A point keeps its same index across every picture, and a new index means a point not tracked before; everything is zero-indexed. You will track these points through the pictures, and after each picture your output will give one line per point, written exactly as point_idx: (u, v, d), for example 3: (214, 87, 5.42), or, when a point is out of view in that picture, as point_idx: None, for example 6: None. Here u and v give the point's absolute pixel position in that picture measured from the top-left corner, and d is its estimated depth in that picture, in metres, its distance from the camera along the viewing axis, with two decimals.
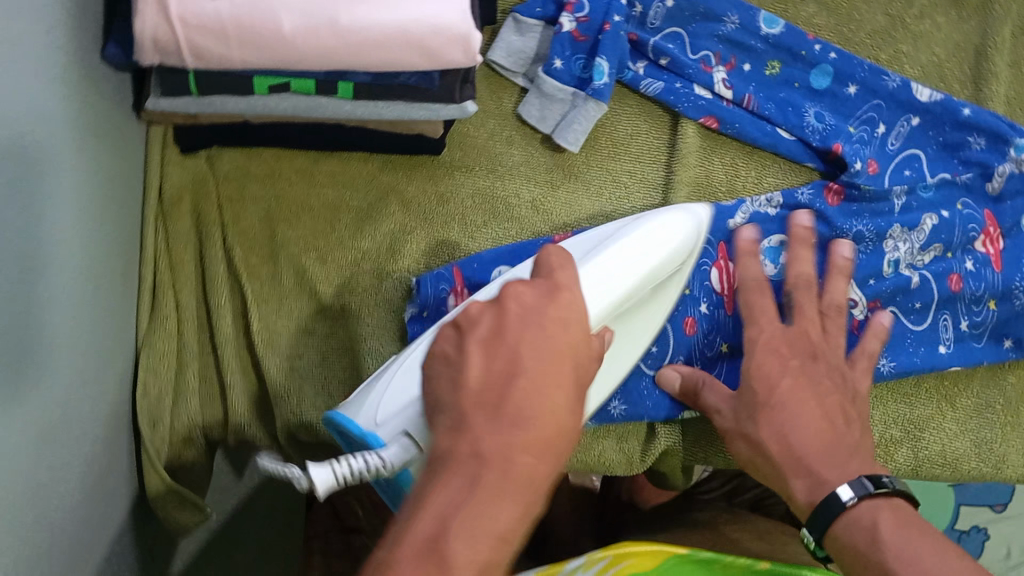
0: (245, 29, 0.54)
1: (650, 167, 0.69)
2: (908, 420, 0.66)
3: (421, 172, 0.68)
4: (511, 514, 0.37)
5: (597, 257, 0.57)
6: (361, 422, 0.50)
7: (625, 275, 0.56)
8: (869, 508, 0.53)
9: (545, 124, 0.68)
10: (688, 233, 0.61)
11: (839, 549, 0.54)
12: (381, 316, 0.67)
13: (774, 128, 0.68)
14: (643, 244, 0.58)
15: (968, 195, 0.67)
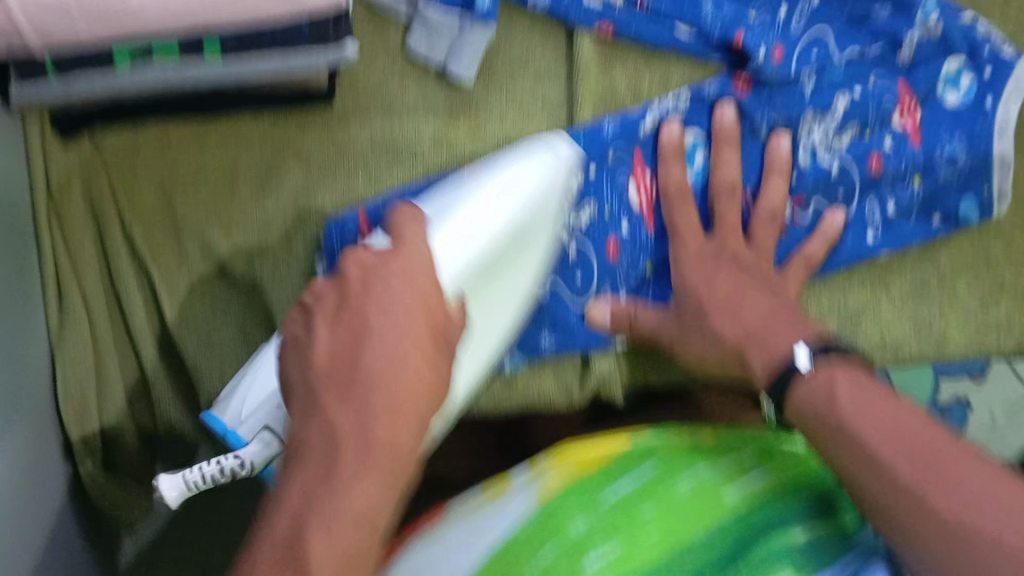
0: (88, 1, 0.52)
1: (549, 85, 0.66)
2: (836, 316, 0.66)
3: (314, 125, 0.65)
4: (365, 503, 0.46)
5: (454, 212, 0.59)
6: (226, 420, 0.59)
7: (480, 232, 0.59)
8: (822, 376, 0.56)
9: (436, 53, 0.65)
10: (558, 175, 0.61)
11: (798, 416, 0.57)
12: (293, 282, 0.66)
13: (671, 24, 0.65)
14: (510, 196, 0.60)
15: (881, 67, 0.64)
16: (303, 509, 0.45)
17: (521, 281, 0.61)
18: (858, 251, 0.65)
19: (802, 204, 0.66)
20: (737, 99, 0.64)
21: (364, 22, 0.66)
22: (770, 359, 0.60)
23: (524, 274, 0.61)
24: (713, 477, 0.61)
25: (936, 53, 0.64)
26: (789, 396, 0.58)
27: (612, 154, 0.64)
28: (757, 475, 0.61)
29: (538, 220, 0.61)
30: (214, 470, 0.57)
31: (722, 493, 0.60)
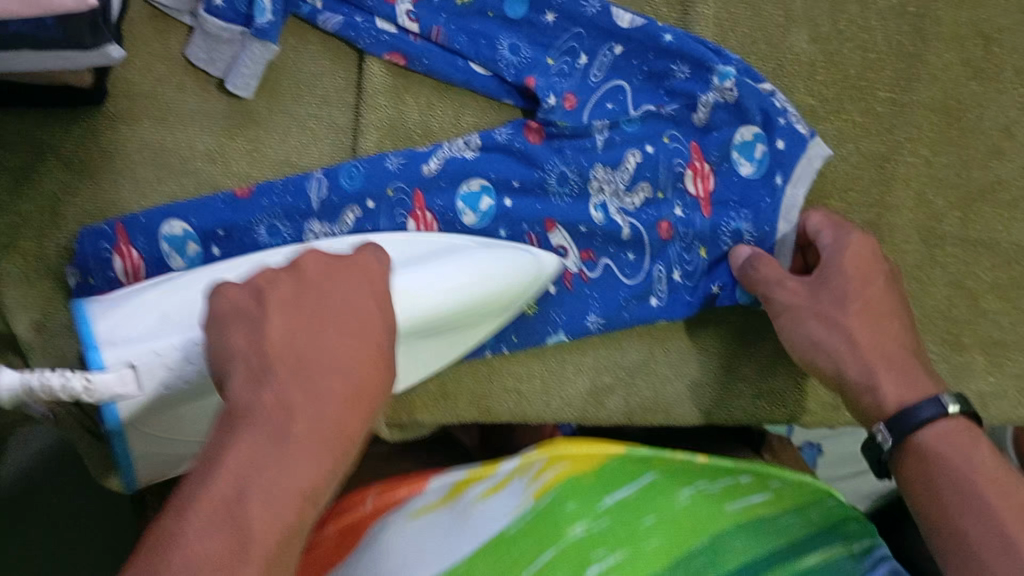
0: None
1: (338, 110, 0.64)
2: (574, 397, 0.66)
3: (79, 127, 0.62)
4: (306, 479, 0.38)
5: (436, 265, 0.56)
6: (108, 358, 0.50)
7: (436, 296, 0.55)
8: (964, 432, 0.52)
9: (215, 67, 0.62)
10: (507, 284, 0.58)
11: (917, 458, 0.53)
12: (44, 286, 0.62)
13: (467, 63, 0.63)
14: (445, 271, 0.56)
15: (674, 127, 0.64)
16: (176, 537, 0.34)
17: (426, 358, 0.60)
18: (636, 313, 0.65)
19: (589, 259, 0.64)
20: (526, 147, 0.63)
21: (144, 26, 0.62)
22: (902, 391, 0.55)
23: (423, 351, 0.59)
24: (713, 491, 0.61)
25: (728, 118, 0.64)
26: (907, 433, 0.53)
27: (391, 189, 0.62)
28: (753, 492, 0.63)
29: (491, 308, 0.59)
30: (70, 383, 0.47)
31: (721, 506, 0.59)
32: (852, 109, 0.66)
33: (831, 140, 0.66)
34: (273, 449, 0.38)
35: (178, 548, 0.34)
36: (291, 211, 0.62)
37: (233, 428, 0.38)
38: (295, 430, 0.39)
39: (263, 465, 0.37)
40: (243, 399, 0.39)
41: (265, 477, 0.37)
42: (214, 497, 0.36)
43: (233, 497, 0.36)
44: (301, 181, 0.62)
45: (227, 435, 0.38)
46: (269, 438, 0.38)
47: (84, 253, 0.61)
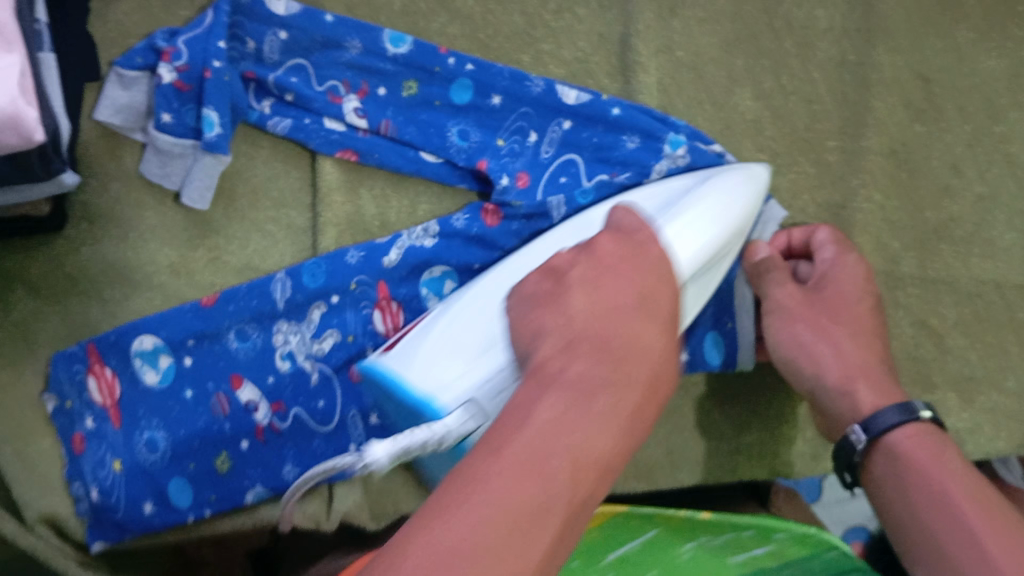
0: None
1: (295, 211, 0.65)
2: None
3: (43, 253, 0.63)
4: (607, 445, 0.35)
5: (686, 210, 0.55)
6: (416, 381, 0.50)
7: (712, 226, 0.55)
8: (925, 432, 0.52)
9: (170, 181, 0.63)
10: (751, 204, 0.58)
11: (888, 459, 0.53)
12: (21, 413, 0.64)
13: (418, 152, 0.64)
14: (706, 206, 0.56)
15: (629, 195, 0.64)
16: (556, 423, 0.34)
17: (692, 304, 0.57)
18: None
19: None
20: (484, 231, 0.63)
21: (97, 147, 0.63)
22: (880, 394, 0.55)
23: (701, 288, 0.58)
24: (717, 544, 0.64)
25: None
26: (886, 436, 0.53)
27: (355, 283, 0.63)
28: (755, 545, 0.64)
29: (736, 233, 0.57)
30: (418, 438, 0.42)
31: (722, 560, 0.63)
32: (804, 160, 0.67)
33: (786, 193, 0.67)
34: (584, 414, 0.35)
35: (550, 468, 0.33)
36: (259, 313, 0.63)
37: (537, 389, 0.37)
38: (611, 388, 0.37)
39: (585, 429, 0.35)
40: (556, 365, 0.38)
41: (578, 430, 0.35)
42: (548, 445, 0.33)
43: (601, 451, 0.35)
44: (265, 283, 0.63)
45: (533, 396, 0.36)
46: (577, 407, 0.35)
47: (59, 376, 0.64)
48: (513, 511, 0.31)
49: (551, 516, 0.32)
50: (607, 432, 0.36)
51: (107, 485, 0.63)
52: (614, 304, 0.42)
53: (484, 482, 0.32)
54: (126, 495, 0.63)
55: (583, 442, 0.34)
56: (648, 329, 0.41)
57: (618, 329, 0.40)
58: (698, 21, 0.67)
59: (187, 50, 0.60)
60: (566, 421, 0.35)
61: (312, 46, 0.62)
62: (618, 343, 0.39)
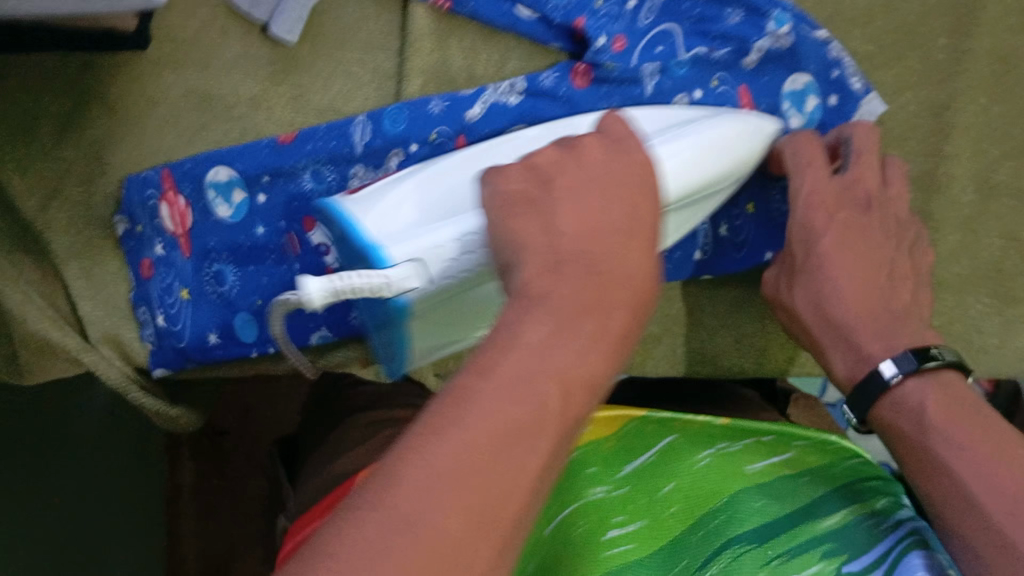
0: None
1: (382, 55, 0.63)
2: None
3: (123, 72, 0.62)
4: (598, 365, 0.37)
5: (688, 136, 0.55)
6: (372, 236, 0.50)
7: (705, 159, 0.55)
8: (915, 386, 0.53)
9: (258, 11, 0.61)
10: (750, 149, 0.58)
11: (887, 426, 0.54)
12: (90, 232, 0.64)
13: (513, 7, 0.62)
14: (717, 140, 0.56)
15: (725, 70, 0.62)
16: (540, 352, 0.36)
17: (676, 230, 0.58)
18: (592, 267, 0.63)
19: None
20: (572, 92, 0.62)
21: None
22: (853, 355, 0.57)
23: (698, 215, 0.58)
24: (733, 447, 0.59)
25: (778, 63, 0.62)
26: (872, 403, 0.55)
27: (435, 134, 0.61)
28: (776, 450, 0.59)
29: (727, 174, 0.57)
30: (363, 283, 0.45)
31: (741, 467, 0.57)
32: (912, 56, 0.64)
33: (889, 87, 0.65)
34: (568, 338, 0.37)
35: (537, 401, 0.34)
36: (337, 155, 0.61)
37: (522, 308, 0.37)
38: (595, 309, 0.38)
39: (560, 349, 0.36)
40: (540, 288, 0.38)
41: (562, 351, 0.36)
42: (537, 366, 0.35)
43: (577, 370, 0.36)
44: (345, 125, 0.61)
45: (519, 315, 0.37)
46: (561, 334, 0.36)
47: (132, 200, 0.63)
48: (501, 428, 0.33)
49: (533, 444, 0.33)
50: (603, 351, 0.38)
51: (174, 313, 0.63)
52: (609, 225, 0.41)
53: (452, 421, 0.33)
54: (192, 324, 0.63)
55: (569, 367, 0.36)
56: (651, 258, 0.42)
57: (602, 261, 0.40)
58: None
59: None
60: (550, 344, 0.36)
61: None
62: (594, 263, 0.40)
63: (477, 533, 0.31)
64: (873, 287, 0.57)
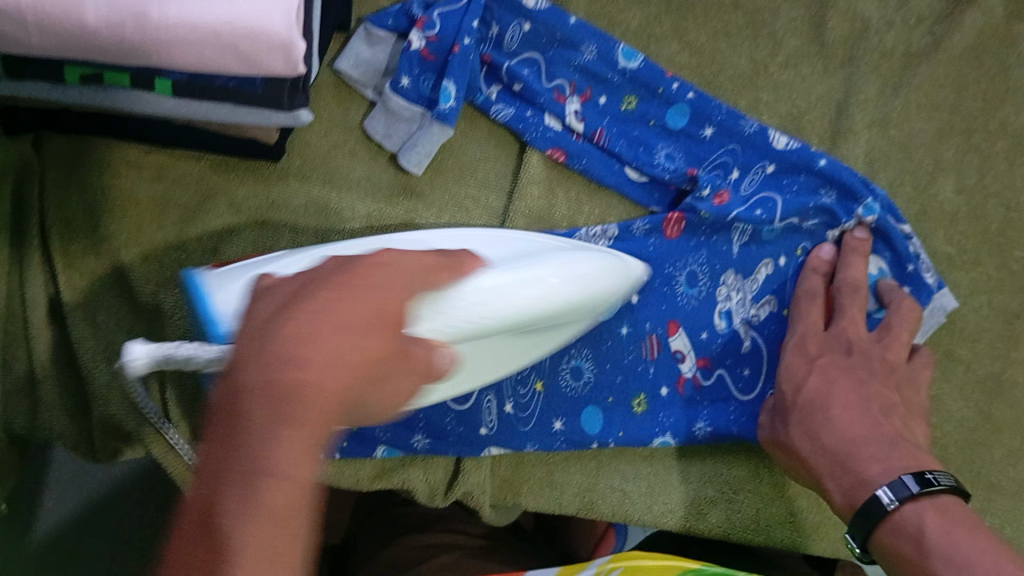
0: (47, 19, 0.47)
1: (493, 194, 0.67)
2: (679, 502, 0.67)
3: (254, 177, 0.66)
4: (306, 442, 0.32)
5: (518, 270, 0.54)
6: (209, 286, 0.50)
7: (514, 299, 0.52)
8: (912, 512, 0.50)
9: (390, 142, 0.66)
10: (589, 277, 0.57)
11: (885, 555, 0.51)
12: (192, 319, 0.65)
13: (622, 166, 0.66)
14: (535, 271, 0.54)
15: (809, 240, 0.65)
16: (236, 441, 0.32)
17: (515, 356, 0.58)
18: (636, 433, 0.65)
19: (704, 366, 0.66)
20: (661, 241, 0.65)
21: (327, 93, 0.67)
22: (857, 487, 0.54)
23: (507, 355, 0.58)
24: None
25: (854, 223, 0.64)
26: (871, 533, 0.52)
27: None
28: None
29: (571, 310, 0.57)
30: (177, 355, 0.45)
31: None
32: (989, 261, 0.66)
33: (964, 289, 0.66)
34: (278, 413, 0.32)
35: (262, 460, 0.31)
36: None
37: (235, 400, 0.33)
38: (308, 385, 0.33)
39: (323, 364, 0.34)
40: (244, 351, 0.34)
41: (287, 439, 0.32)
42: (267, 451, 0.31)
43: (302, 387, 0.33)
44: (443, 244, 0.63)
45: (218, 426, 0.33)
46: (244, 426, 0.32)
47: None
48: (267, 508, 0.31)
49: (281, 487, 0.31)
50: (316, 425, 0.33)
51: None
52: (345, 317, 0.35)
53: (220, 496, 0.31)
54: None
55: (283, 475, 0.31)
56: (353, 337, 0.35)
57: (298, 336, 0.34)
58: (918, 105, 0.67)
59: (440, 23, 0.64)
60: (265, 422, 0.32)
61: (551, 43, 0.65)
62: (297, 339, 0.34)
63: (285, 537, 0.31)
64: (862, 417, 0.57)
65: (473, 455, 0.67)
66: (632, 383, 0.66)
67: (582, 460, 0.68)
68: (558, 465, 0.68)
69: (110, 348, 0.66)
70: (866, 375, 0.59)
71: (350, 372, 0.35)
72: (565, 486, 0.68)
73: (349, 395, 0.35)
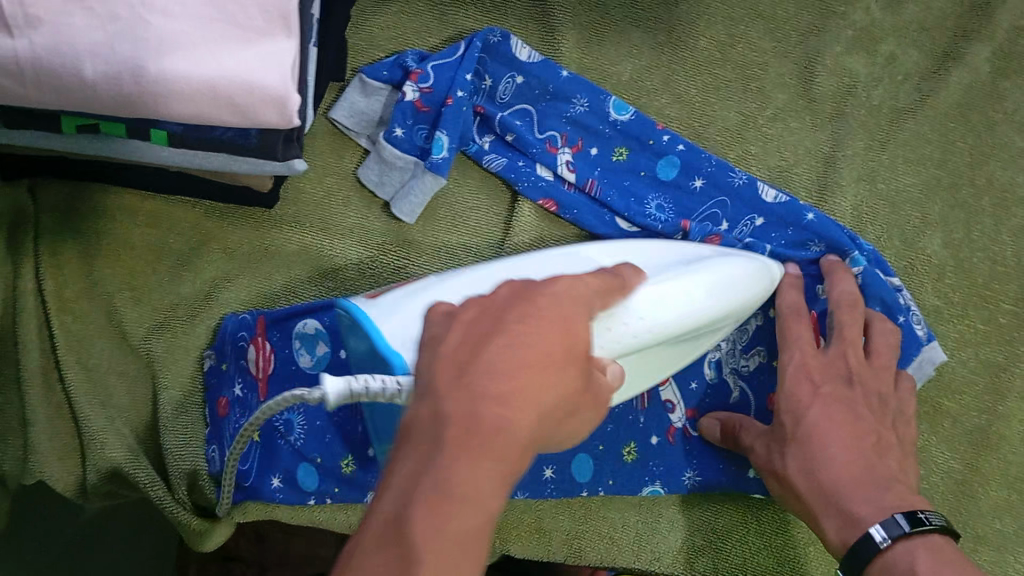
0: (44, 73, 0.47)
1: (484, 243, 0.68)
2: (667, 551, 0.67)
3: (247, 225, 0.67)
4: (484, 475, 0.32)
5: (668, 279, 0.55)
6: (366, 308, 0.51)
7: (671, 313, 0.54)
8: (903, 550, 0.50)
9: (384, 190, 0.67)
10: (754, 276, 0.60)
11: None
12: (183, 364, 0.67)
13: (613, 216, 0.67)
14: (718, 276, 0.57)
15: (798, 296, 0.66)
16: (416, 477, 0.31)
17: (638, 376, 0.58)
18: (626, 481, 0.66)
19: (693, 417, 0.66)
20: None
21: (323, 141, 0.68)
22: (850, 524, 0.54)
23: (637, 372, 0.58)
24: None
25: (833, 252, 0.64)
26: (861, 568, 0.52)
27: None
28: None
29: (725, 315, 0.58)
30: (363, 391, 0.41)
31: None
32: (975, 315, 0.67)
33: (952, 342, 0.67)
34: (461, 447, 0.31)
35: (411, 535, 0.30)
36: None
37: (426, 452, 0.32)
38: (512, 426, 0.33)
39: (515, 396, 0.33)
40: (456, 372, 0.33)
41: (463, 469, 0.31)
42: (471, 487, 0.31)
43: (504, 431, 0.32)
44: None
45: (398, 454, 0.33)
46: (427, 457, 0.32)
47: (226, 336, 0.65)
48: (452, 538, 0.30)
49: (466, 511, 0.31)
50: (496, 459, 0.32)
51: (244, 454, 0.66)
52: (525, 354, 0.34)
53: (410, 509, 0.31)
54: (258, 468, 0.65)
55: (457, 501, 0.31)
56: (559, 366, 0.35)
57: (500, 371, 0.33)
58: (905, 160, 0.68)
59: (434, 76, 0.65)
60: (472, 458, 0.31)
61: (543, 95, 0.67)
62: (490, 368, 0.33)
63: (470, 561, 0.31)
64: (857, 452, 0.57)
65: None
66: (624, 434, 0.66)
67: (571, 507, 0.68)
68: (547, 512, 0.68)
69: (99, 390, 0.67)
70: (862, 408, 0.59)
71: (551, 413, 0.34)
72: (554, 533, 0.68)
73: (548, 428, 0.35)
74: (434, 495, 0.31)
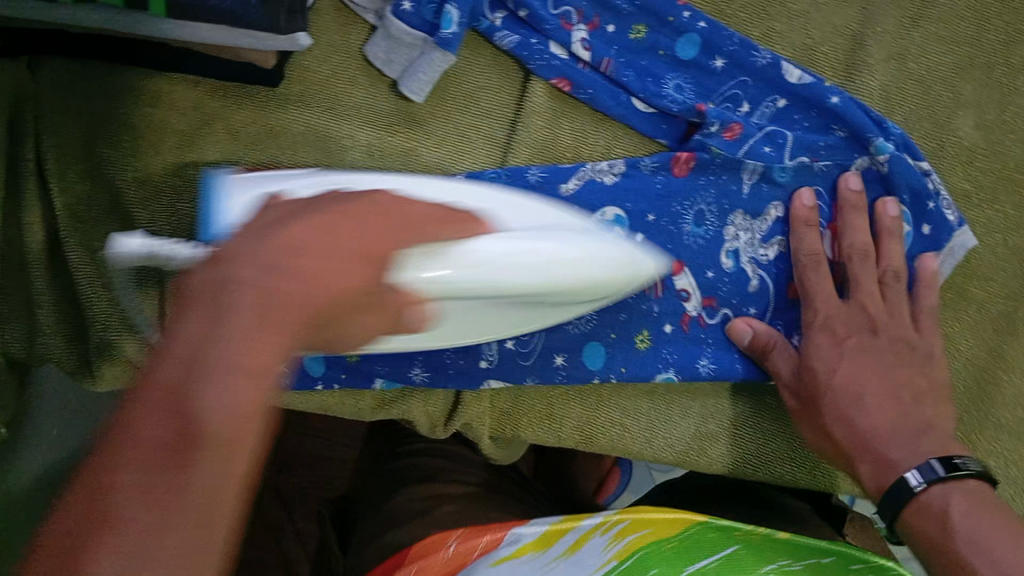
0: None
1: (496, 124, 0.66)
2: (680, 439, 0.67)
3: (251, 104, 0.65)
4: (271, 350, 0.30)
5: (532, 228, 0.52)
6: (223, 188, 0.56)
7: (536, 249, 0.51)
8: (939, 493, 0.54)
9: (391, 68, 0.65)
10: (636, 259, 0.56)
11: (909, 533, 0.55)
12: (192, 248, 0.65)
13: (629, 97, 0.65)
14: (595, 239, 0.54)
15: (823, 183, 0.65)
16: (202, 336, 0.29)
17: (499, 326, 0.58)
18: (638, 369, 0.64)
19: (710, 306, 0.64)
20: (669, 180, 0.64)
21: (328, 18, 0.66)
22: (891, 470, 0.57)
23: (499, 319, 0.58)
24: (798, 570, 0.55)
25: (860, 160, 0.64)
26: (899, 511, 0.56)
27: None
28: None
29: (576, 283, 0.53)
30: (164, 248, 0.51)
31: None
32: (1006, 200, 0.65)
33: (979, 228, 0.65)
34: (254, 318, 0.29)
35: (191, 400, 0.27)
36: None
37: (218, 318, 0.29)
38: (285, 300, 0.31)
39: (308, 273, 0.32)
40: (224, 264, 0.32)
41: (250, 343, 0.29)
42: (257, 358, 0.29)
43: (291, 297, 0.31)
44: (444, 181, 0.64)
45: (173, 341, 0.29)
46: (205, 326, 0.29)
47: None
48: (231, 420, 0.28)
49: (251, 384, 0.28)
50: (286, 336, 0.31)
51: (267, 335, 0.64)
52: (320, 243, 0.34)
53: (193, 360, 0.28)
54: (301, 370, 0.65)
55: (252, 375, 0.28)
56: (351, 262, 0.35)
57: (290, 252, 0.33)
58: (937, 38, 0.65)
59: None
60: (248, 325, 0.29)
61: None
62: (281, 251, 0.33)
63: (244, 446, 0.28)
64: (892, 401, 0.60)
65: (471, 388, 0.65)
66: (635, 321, 0.64)
67: (581, 393, 0.67)
68: (556, 399, 0.67)
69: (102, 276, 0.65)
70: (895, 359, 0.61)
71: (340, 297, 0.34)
72: (564, 420, 0.67)
73: (321, 320, 0.33)
74: (222, 364, 0.28)
